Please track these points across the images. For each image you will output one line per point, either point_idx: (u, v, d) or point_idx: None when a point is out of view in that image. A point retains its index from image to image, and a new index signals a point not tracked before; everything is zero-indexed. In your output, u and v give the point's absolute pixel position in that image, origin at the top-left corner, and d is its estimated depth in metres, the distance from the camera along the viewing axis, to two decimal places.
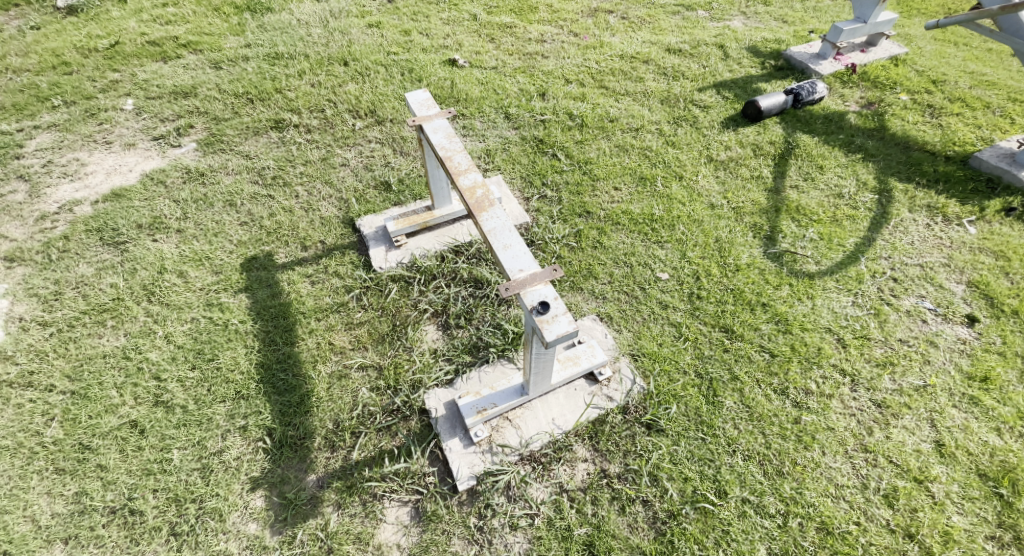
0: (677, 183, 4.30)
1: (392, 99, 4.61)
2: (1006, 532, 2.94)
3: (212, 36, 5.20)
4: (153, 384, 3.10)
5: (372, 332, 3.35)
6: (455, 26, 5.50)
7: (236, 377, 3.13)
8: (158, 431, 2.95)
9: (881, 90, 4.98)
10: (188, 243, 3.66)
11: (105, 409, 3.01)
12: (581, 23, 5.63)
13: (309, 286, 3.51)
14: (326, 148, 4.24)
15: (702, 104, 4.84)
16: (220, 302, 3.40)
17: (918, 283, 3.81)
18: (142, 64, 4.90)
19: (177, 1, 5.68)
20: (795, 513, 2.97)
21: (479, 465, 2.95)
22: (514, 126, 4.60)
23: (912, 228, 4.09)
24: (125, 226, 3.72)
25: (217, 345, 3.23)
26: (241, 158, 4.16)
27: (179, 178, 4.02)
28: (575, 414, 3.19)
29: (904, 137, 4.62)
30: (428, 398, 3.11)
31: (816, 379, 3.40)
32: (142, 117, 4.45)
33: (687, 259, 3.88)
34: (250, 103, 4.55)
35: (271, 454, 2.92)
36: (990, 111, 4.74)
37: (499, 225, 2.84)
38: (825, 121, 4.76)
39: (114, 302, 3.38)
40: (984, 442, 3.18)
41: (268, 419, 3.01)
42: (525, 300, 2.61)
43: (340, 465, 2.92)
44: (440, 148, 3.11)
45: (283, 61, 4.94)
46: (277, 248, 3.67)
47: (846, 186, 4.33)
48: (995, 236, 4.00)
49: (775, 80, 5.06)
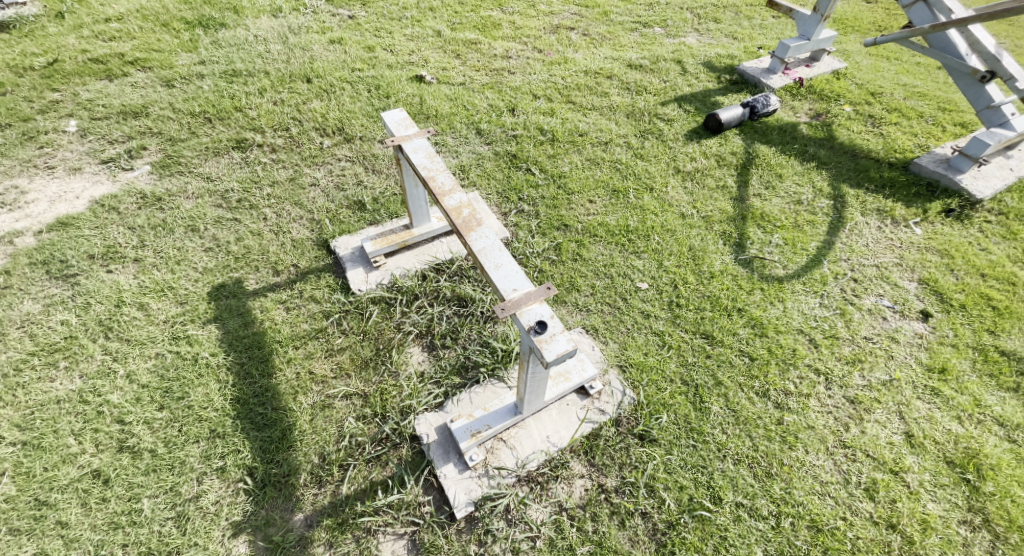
0: (649, 195, 4.34)
1: (360, 116, 4.48)
2: (976, 515, 3.07)
3: (162, 53, 4.92)
4: (117, 428, 2.91)
5: (354, 358, 3.21)
6: (420, 42, 5.43)
7: (210, 415, 2.97)
8: (125, 479, 2.78)
9: (827, 101, 5.26)
10: (148, 273, 3.45)
11: (63, 460, 2.81)
12: (545, 39, 5.67)
13: (284, 313, 3.35)
14: (293, 168, 4.08)
15: (666, 118, 4.95)
16: (188, 335, 3.21)
17: (875, 283, 3.98)
18: (85, 83, 4.58)
19: (121, 16, 5.33)
20: (787, 513, 3.01)
21: (477, 490, 2.87)
22: (486, 141, 4.57)
23: (866, 231, 4.29)
24: (75, 257, 3.47)
25: (187, 382, 3.06)
26: (202, 180, 3.95)
27: (133, 204, 3.78)
28: (569, 430, 3.14)
29: (851, 146, 4.88)
30: (418, 424, 3.00)
31: (794, 379, 3.48)
32: (88, 139, 4.16)
33: (664, 268, 3.92)
34: (208, 122, 4.33)
35: (253, 495, 2.79)
36: (923, 120, 5.08)
37: (489, 244, 2.77)
38: (780, 132, 4.96)
39: (66, 341, 3.15)
40: (948, 430, 3.33)
41: (248, 458, 2.87)
42: (522, 320, 2.57)
43: (329, 501, 2.80)
44: (422, 168, 3.03)
45: (241, 78, 4.73)
46: (247, 273, 3.50)
47: (804, 194, 4.50)
48: (939, 236, 4.25)
49: (731, 93, 5.25)
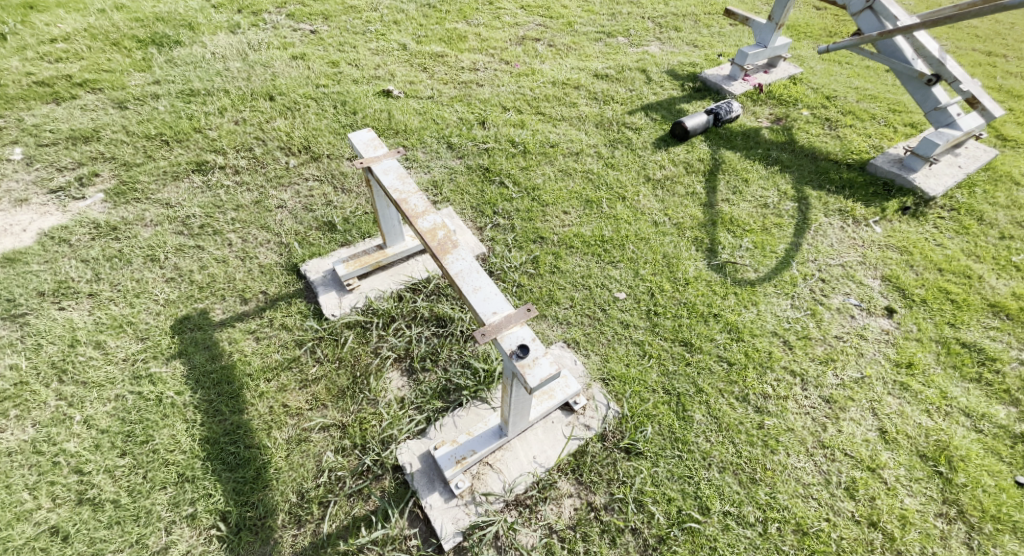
0: (621, 204, 4.34)
1: (326, 133, 4.36)
2: (951, 507, 3.09)
3: (113, 73, 4.70)
4: (75, 480, 2.73)
5: (331, 388, 3.09)
6: (385, 56, 5.33)
7: (178, 458, 2.82)
8: (86, 535, 2.61)
9: (786, 106, 5.39)
10: (104, 309, 3.27)
11: (17, 517, 2.63)
12: (511, 51, 5.63)
13: (253, 343, 3.22)
14: (258, 190, 3.94)
15: (634, 126, 4.98)
16: (151, 373, 3.05)
17: (842, 282, 4.02)
18: (30, 108, 4.35)
19: (67, 35, 5.05)
20: (772, 518, 3.00)
21: (464, 519, 2.78)
22: (457, 155, 4.52)
23: (830, 232, 4.34)
24: (24, 295, 3.27)
25: (151, 424, 2.90)
26: (160, 207, 3.78)
27: (86, 234, 3.59)
28: (555, 449, 3.08)
29: (811, 148, 4.98)
30: (401, 453, 2.90)
31: (771, 382, 3.47)
32: (34, 168, 3.95)
33: (641, 276, 3.90)
34: (165, 145, 4.16)
35: (228, 541, 2.64)
36: (877, 121, 5.25)
37: (467, 267, 2.70)
38: (744, 137, 5.04)
39: (16, 387, 2.95)
40: (919, 424, 3.35)
41: (221, 502, 2.72)
42: (503, 345, 2.50)
43: (310, 541, 2.68)
44: (393, 190, 2.94)
45: (200, 98, 4.55)
46: (213, 303, 3.35)
47: (769, 197, 4.55)
48: (898, 233, 4.34)
49: (695, 100, 5.32)
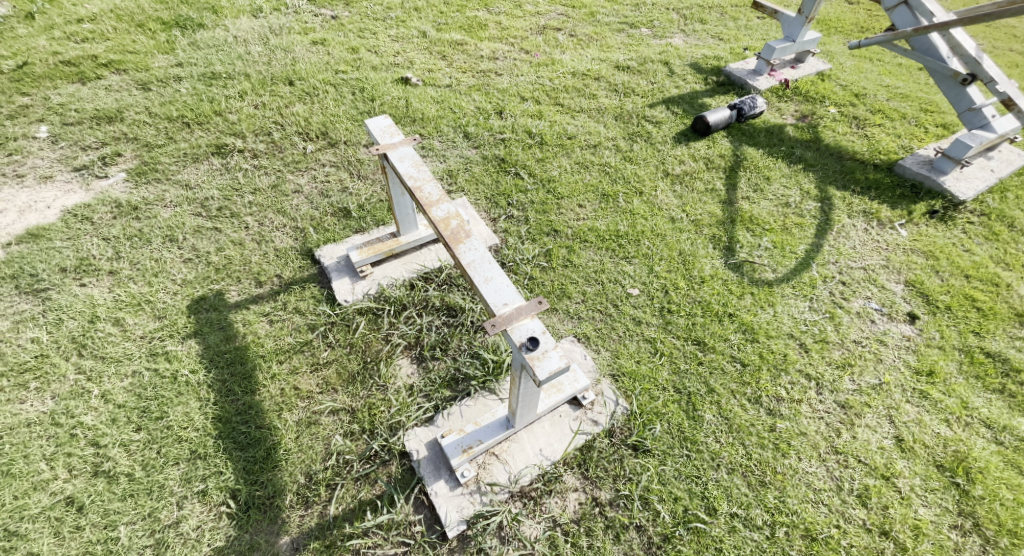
0: (638, 199, 4.29)
1: (344, 119, 4.38)
2: (967, 520, 3.02)
3: (137, 55, 4.77)
4: (91, 452, 2.80)
5: (341, 372, 3.12)
6: (405, 43, 5.32)
7: (191, 435, 2.87)
8: (100, 506, 2.67)
9: (813, 103, 5.26)
10: (123, 286, 3.33)
11: (34, 486, 2.70)
12: (532, 40, 5.58)
13: (267, 326, 3.26)
14: (276, 174, 3.98)
15: (654, 120, 4.91)
16: (166, 351, 3.10)
17: (863, 285, 3.93)
18: (56, 87, 4.43)
19: (94, 16, 5.13)
20: (781, 523, 2.96)
21: (469, 508, 2.79)
22: (474, 145, 4.50)
23: (853, 234, 4.24)
24: (47, 270, 3.35)
25: (166, 401, 2.96)
26: (180, 188, 3.84)
27: (108, 213, 3.66)
28: (562, 443, 3.07)
29: (837, 147, 4.86)
30: (408, 440, 2.93)
31: (785, 385, 3.41)
32: (59, 146, 4.03)
33: (656, 273, 3.86)
34: (186, 127, 4.21)
35: (236, 519, 2.69)
36: (907, 121, 5.10)
37: (479, 257, 2.68)
38: (767, 134, 4.94)
39: (37, 359, 3.03)
40: (937, 434, 3.27)
41: (231, 480, 2.77)
42: (513, 337, 2.49)
43: (316, 522, 2.71)
44: (408, 178, 2.94)
45: (221, 81, 4.59)
46: (228, 285, 3.39)
47: (792, 196, 4.46)
48: (924, 237, 4.23)
49: (718, 95, 5.23)
